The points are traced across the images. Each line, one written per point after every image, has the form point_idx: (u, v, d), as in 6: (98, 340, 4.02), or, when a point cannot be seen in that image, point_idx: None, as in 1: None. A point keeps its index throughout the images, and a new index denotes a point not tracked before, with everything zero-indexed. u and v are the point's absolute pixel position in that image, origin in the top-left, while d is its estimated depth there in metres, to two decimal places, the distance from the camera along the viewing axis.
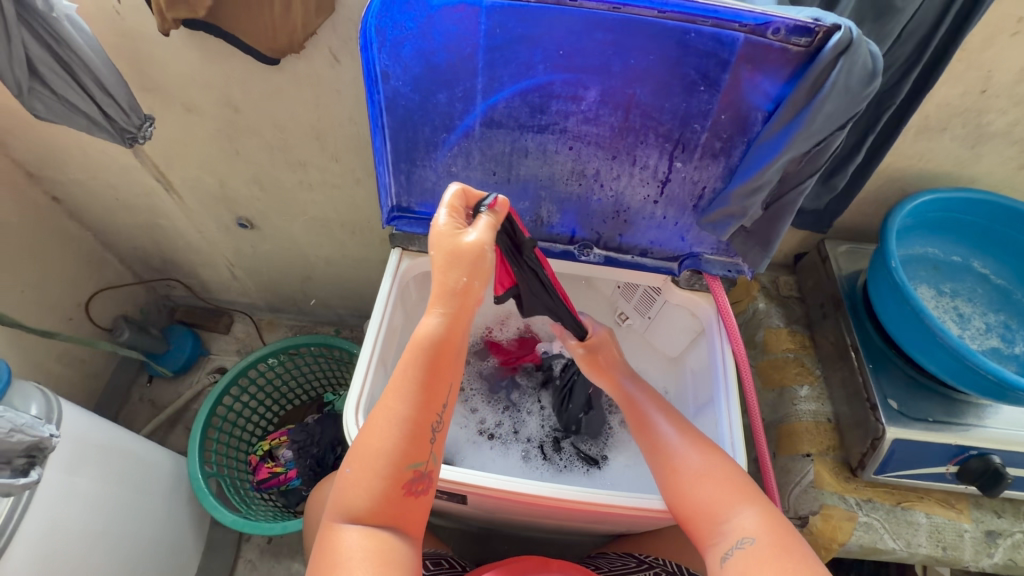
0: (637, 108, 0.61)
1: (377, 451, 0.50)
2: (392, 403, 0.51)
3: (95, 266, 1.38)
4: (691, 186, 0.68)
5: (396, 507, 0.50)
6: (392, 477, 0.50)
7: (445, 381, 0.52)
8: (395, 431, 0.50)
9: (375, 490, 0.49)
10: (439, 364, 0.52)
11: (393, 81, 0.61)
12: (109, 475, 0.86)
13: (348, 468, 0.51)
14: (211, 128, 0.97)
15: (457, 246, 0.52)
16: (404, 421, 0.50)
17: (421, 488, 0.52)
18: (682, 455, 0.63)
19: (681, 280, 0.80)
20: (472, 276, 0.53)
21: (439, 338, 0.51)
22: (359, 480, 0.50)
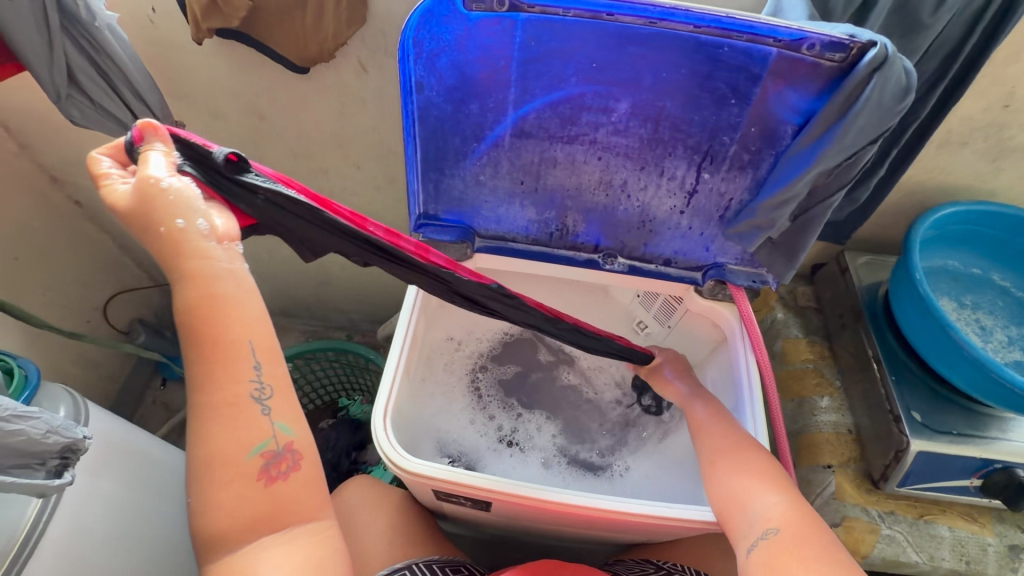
0: (667, 121, 0.62)
1: (211, 459, 0.46)
2: (204, 413, 0.46)
3: (114, 269, 1.39)
4: (718, 198, 0.68)
5: (254, 500, 0.48)
6: (244, 473, 0.47)
7: (232, 344, 0.47)
8: (213, 434, 0.46)
9: (239, 494, 0.47)
10: (217, 349, 0.47)
11: (426, 91, 0.62)
12: (131, 479, 0.86)
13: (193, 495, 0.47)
14: (236, 135, 0.98)
15: (123, 206, 0.45)
16: (218, 417, 0.46)
17: (282, 467, 0.49)
18: (724, 450, 0.64)
19: (704, 289, 0.79)
20: (163, 217, 0.45)
21: (194, 306, 0.46)
22: (220, 499, 0.47)
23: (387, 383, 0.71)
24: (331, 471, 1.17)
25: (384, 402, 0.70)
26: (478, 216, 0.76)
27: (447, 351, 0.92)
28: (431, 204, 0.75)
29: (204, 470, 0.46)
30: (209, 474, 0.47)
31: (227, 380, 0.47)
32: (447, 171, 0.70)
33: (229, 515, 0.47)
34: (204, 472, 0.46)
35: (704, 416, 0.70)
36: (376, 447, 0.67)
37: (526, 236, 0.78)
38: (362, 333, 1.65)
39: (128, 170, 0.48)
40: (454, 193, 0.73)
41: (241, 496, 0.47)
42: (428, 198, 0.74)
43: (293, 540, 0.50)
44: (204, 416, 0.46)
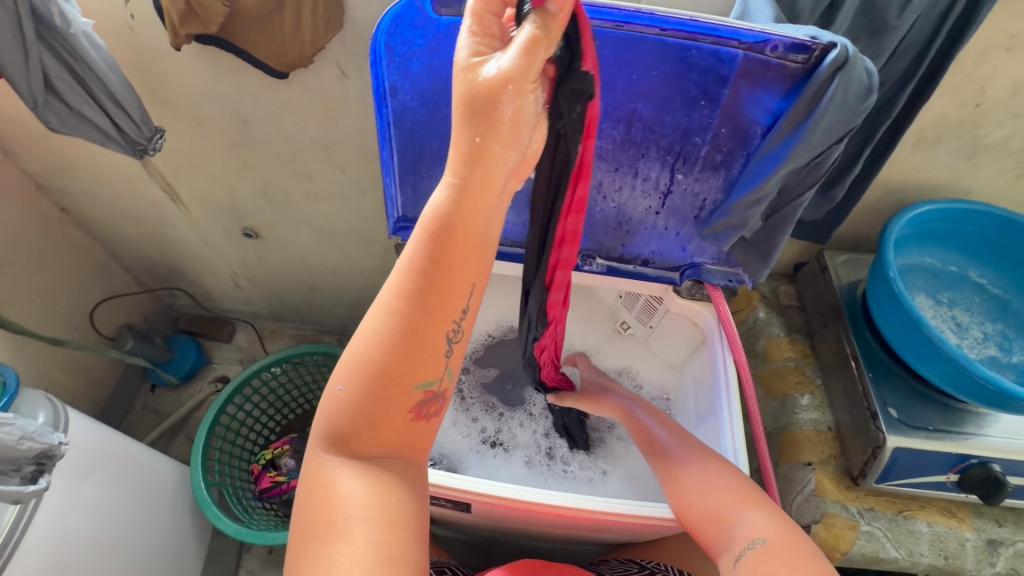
0: (640, 122, 0.63)
1: (374, 367, 0.43)
2: (384, 314, 0.43)
3: (102, 276, 1.39)
4: (692, 198, 0.69)
5: (396, 430, 0.45)
6: (397, 395, 0.44)
7: (467, 277, 0.44)
8: (389, 343, 0.43)
9: (379, 406, 0.44)
10: (443, 288, 0.43)
11: (401, 95, 0.63)
12: (116, 483, 0.86)
13: (339, 384, 0.44)
14: (221, 140, 0.99)
15: (471, 89, 0.39)
16: (404, 333, 0.43)
17: (431, 410, 0.47)
18: (687, 465, 0.65)
19: (681, 288, 0.81)
20: (487, 136, 0.41)
21: (450, 215, 0.42)
22: (356, 398, 0.44)
23: None
24: None
25: None
26: None
27: None
28: (410, 207, 0.75)
29: (361, 369, 0.44)
30: (361, 374, 0.44)
31: (430, 302, 0.43)
32: (425, 174, 0.71)
33: (368, 427, 0.44)
34: (361, 365, 0.44)
35: (663, 435, 0.70)
36: None
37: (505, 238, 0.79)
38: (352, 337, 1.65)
39: (487, 46, 0.41)
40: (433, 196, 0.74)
41: (376, 407, 0.44)
42: (407, 201, 0.74)
43: (386, 484, 0.44)
44: (393, 318, 0.43)
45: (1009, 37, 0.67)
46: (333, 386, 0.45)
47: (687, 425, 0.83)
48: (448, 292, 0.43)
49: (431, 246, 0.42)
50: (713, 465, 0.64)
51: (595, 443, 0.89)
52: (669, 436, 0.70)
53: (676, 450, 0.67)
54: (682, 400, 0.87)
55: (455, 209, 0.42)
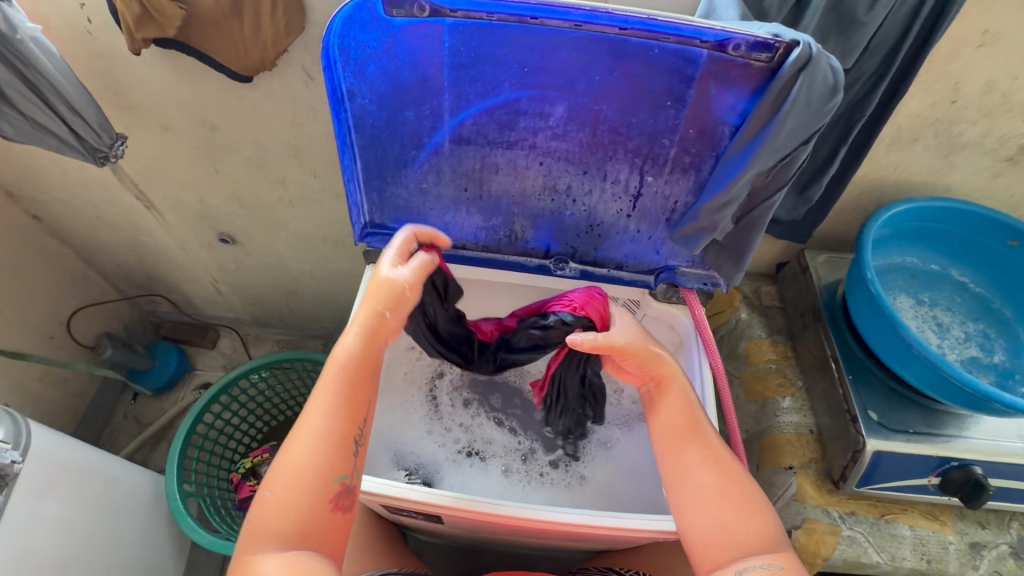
0: (605, 124, 0.61)
1: (303, 468, 0.52)
2: (318, 419, 0.54)
3: (78, 284, 1.37)
4: (663, 200, 0.67)
5: (320, 524, 0.51)
6: (320, 489, 0.52)
7: (364, 400, 0.58)
8: (317, 435, 0.54)
9: (305, 503, 0.51)
10: (361, 371, 0.58)
11: (359, 99, 0.61)
12: (82, 498, 0.84)
13: (267, 491, 0.52)
14: (189, 146, 0.97)
15: (389, 285, 0.61)
16: (325, 430, 0.54)
17: (348, 504, 0.54)
18: (710, 480, 0.60)
19: (657, 293, 0.78)
20: (391, 309, 0.61)
21: (358, 353, 0.59)
22: (287, 495, 0.51)
23: None
24: None
25: None
26: (425, 223, 0.75)
27: (405, 360, 0.91)
28: (377, 213, 0.73)
29: (298, 470, 0.52)
30: (284, 474, 0.52)
31: (349, 410, 0.56)
32: (389, 179, 0.69)
33: (302, 530, 0.50)
34: (292, 468, 0.52)
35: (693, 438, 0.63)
36: None
37: (476, 243, 0.77)
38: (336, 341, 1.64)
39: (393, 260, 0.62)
40: (399, 202, 0.72)
41: (306, 499, 0.51)
42: (373, 207, 0.72)
43: (303, 559, 0.49)
44: (321, 429, 0.54)
45: (981, 34, 0.65)
46: (261, 493, 0.52)
47: None
48: (359, 410, 0.57)
49: (355, 376, 0.58)
50: (739, 495, 0.59)
51: (575, 449, 0.87)
52: (695, 447, 0.62)
53: (701, 468, 0.61)
54: None
55: (367, 337, 0.59)
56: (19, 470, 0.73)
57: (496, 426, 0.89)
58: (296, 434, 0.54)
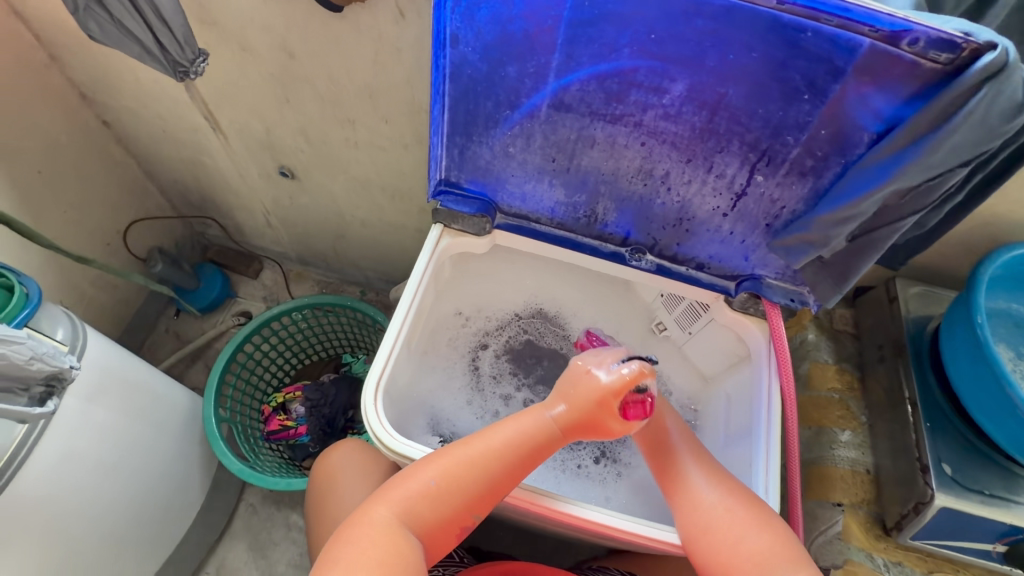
0: (726, 111, 0.55)
1: (463, 483, 0.60)
2: (493, 459, 0.61)
3: (137, 195, 1.38)
4: (768, 204, 0.61)
5: (441, 533, 0.59)
6: (462, 509, 0.60)
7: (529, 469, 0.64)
8: (494, 463, 0.61)
9: (447, 510, 0.59)
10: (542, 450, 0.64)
11: (461, 46, 0.56)
12: (127, 410, 0.87)
13: (433, 479, 0.59)
14: (264, 72, 0.94)
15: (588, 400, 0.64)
16: (490, 467, 0.61)
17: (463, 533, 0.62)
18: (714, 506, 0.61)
19: (735, 301, 0.72)
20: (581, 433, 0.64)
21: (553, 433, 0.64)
22: (439, 494, 0.59)
23: (383, 355, 0.67)
24: (326, 427, 1.17)
25: (379, 373, 0.66)
26: (502, 189, 0.70)
27: (454, 326, 0.90)
28: (454, 171, 0.69)
29: (457, 477, 0.60)
30: (440, 470, 0.60)
31: (512, 476, 0.61)
32: (475, 138, 0.65)
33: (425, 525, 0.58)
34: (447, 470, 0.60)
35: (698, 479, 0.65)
36: (365, 420, 0.64)
37: (551, 218, 0.73)
38: (375, 291, 1.64)
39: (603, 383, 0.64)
40: (480, 162, 0.67)
41: (443, 501, 0.59)
42: (452, 163, 0.68)
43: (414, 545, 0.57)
44: (482, 460, 0.61)
45: None
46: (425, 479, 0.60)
47: (715, 443, 0.80)
48: (514, 480, 0.62)
49: (534, 451, 0.63)
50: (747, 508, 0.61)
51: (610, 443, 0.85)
52: (696, 467, 0.66)
53: (702, 483, 0.64)
54: (713, 413, 0.84)
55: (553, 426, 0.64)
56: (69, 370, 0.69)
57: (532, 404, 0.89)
58: (466, 445, 0.62)
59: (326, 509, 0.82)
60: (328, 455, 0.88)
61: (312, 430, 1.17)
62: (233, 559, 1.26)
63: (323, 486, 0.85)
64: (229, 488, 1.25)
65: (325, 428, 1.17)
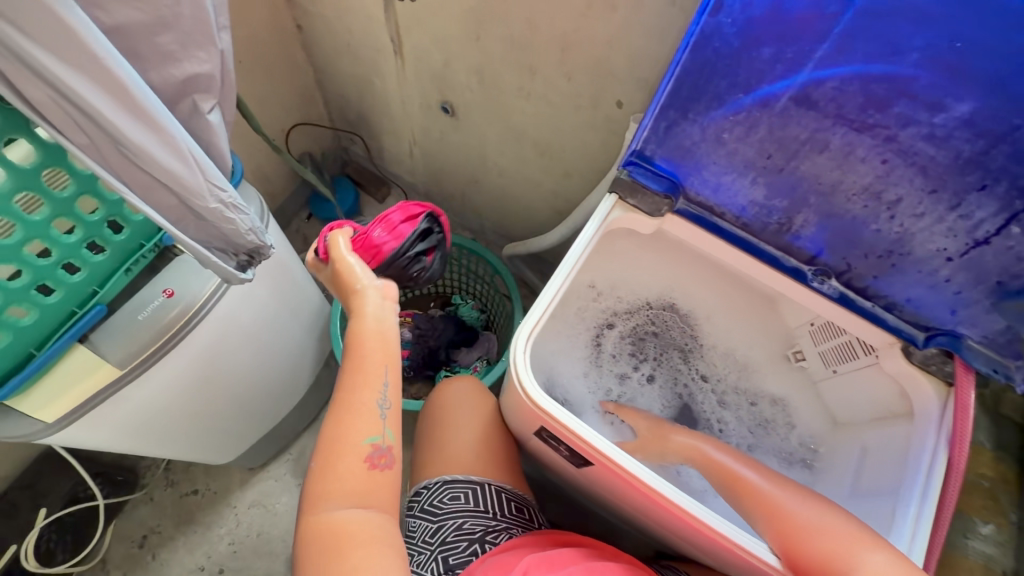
0: (1010, 145, 0.48)
1: (346, 427, 0.62)
2: (349, 399, 0.63)
3: (305, 100, 1.48)
4: (1012, 260, 0.54)
5: (362, 480, 0.61)
6: (354, 450, 0.62)
7: (368, 382, 0.64)
8: (341, 396, 0.64)
9: (343, 458, 0.61)
10: (357, 367, 0.65)
11: (722, 15, 0.53)
12: (275, 292, 0.94)
13: (314, 463, 0.62)
14: (466, 5, 0.95)
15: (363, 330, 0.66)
16: (347, 403, 0.63)
17: (383, 460, 0.63)
18: (786, 507, 0.63)
19: (917, 354, 0.65)
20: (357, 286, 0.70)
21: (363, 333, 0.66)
22: (322, 471, 0.61)
23: (540, 307, 0.66)
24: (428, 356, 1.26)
25: (531, 326, 0.66)
26: (696, 175, 0.67)
27: (585, 298, 0.89)
28: (652, 144, 0.66)
29: (335, 433, 0.62)
30: (331, 426, 0.63)
31: (362, 355, 0.65)
32: (691, 115, 0.62)
33: (337, 483, 0.60)
34: (348, 419, 0.63)
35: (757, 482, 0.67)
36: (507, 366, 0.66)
37: (737, 217, 0.68)
38: (486, 241, 1.67)
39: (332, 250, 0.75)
40: (684, 142, 0.64)
41: (350, 451, 0.61)
42: (653, 136, 0.66)
43: (372, 520, 0.60)
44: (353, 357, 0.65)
45: None
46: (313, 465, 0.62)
47: (839, 492, 0.75)
48: (372, 374, 0.65)
49: (377, 347, 0.66)
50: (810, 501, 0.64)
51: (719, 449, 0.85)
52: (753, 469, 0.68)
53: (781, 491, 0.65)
54: (839, 461, 0.79)
55: (382, 316, 0.68)
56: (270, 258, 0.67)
57: (646, 385, 0.91)
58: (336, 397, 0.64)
59: (438, 436, 0.89)
60: (447, 386, 0.94)
61: (414, 356, 1.26)
62: (314, 449, 1.38)
63: (438, 412, 0.91)
64: (325, 386, 1.36)
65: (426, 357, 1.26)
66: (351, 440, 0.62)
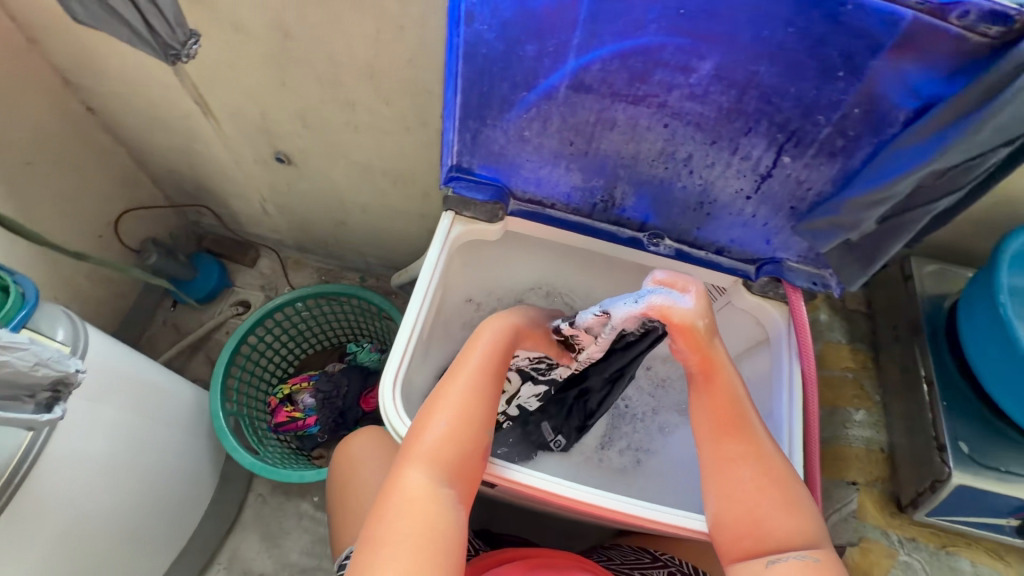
0: (756, 89, 0.52)
1: (467, 415, 0.62)
2: (477, 380, 0.64)
3: (129, 185, 1.33)
4: (794, 186, 0.59)
5: (468, 464, 0.60)
6: (474, 437, 0.61)
7: (497, 381, 0.66)
8: (471, 386, 0.64)
9: (464, 444, 0.61)
10: (498, 349, 0.67)
11: (476, 24, 0.52)
12: (135, 407, 0.85)
13: (444, 422, 0.61)
14: (261, 53, 0.89)
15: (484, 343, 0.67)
16: (464, 390, 0.64)
17: (485, 453, 0.63)
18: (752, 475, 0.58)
19: (755, 285, 0.72)
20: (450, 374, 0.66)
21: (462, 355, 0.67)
22: (455, 433, 0.61)
23: (396, 356, 0.66)
24: (338, 417, 1.17)
25: (394, 368, 0.66)
26: (516, 175, 0.68)
27: (465, 311, 0.89)
28: (466, 156, 0.66)
29: (467, 420, 0.62)
30: (435, 401, 0.63)
31: (495, 381, 0.65)
32: (489, 121, 0.62)
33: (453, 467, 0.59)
34: (464, 414, 0.62)
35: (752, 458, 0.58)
36: (381, 412, 0.64)
37: (567, 204, 0.71)
38: (375, 277, 1.61)
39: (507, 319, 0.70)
40: (494, 147, 0.65)
41: (463, 440, 0.61)
42: (464, 148, 0.66)
43: (445, 494, 0.57)
44: (473, 383, 0.64)
45: None
46: (427, 424, 0.62)
47: None
48: (492, 378, 0.65)
49: (495, 359, 0.66)
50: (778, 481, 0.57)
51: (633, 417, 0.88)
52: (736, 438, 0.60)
53: (745, 465, 0.58)
54: None
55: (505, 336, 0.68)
56: (82, 383, 0.68)
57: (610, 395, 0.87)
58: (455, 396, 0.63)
59: (346, 499, 0.83)
60: (348, 442, 0.89)
61: (323, 420, 1.18)
62: (246, 549, 1.26)
63: (343, 475, 0.86)
64: (238, 480, 1.25)
65: (337, 418, 1.17)
66: (465, 425, 0.62)
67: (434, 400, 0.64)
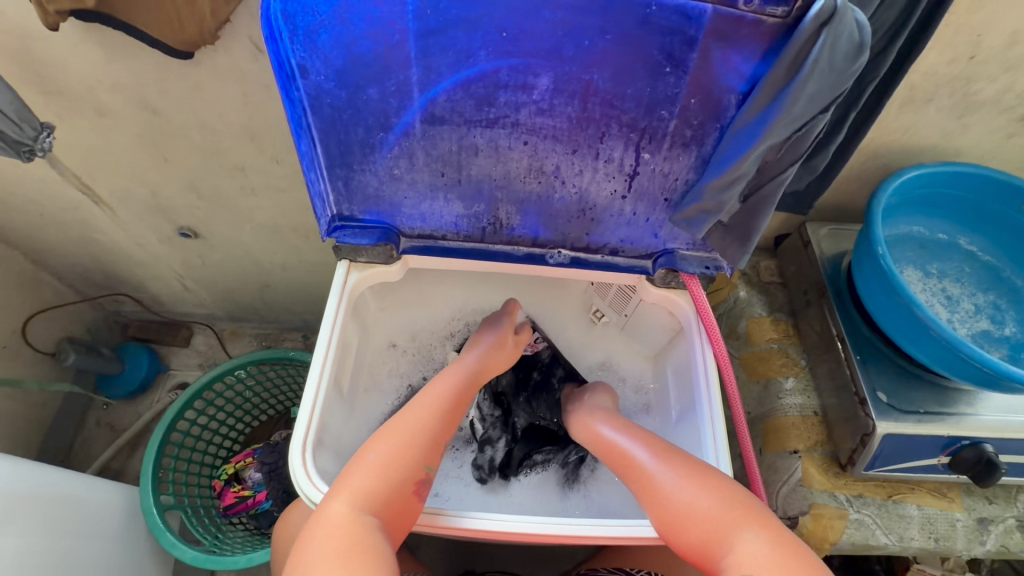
0: (597, 96, 0.54)
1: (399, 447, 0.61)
2: (425, 419, 0.65)
3: (30, 287, 1.26)
4: (662, 179, 0.61)
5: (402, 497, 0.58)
6: (410, 471, 0.60)
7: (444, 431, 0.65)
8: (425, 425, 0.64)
9: (395, 478, 0.58)
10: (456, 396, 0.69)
11: (313, 76, 0.53)
12: (45, 528, 0.78)
13: (371, 455, 0.60)
14: (132, 133, 0.87)
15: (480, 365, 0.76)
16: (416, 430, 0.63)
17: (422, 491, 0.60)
18: (670, 489, 0.58)
19: (656, 279, 0.73)
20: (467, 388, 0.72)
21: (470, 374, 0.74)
22: (382, 466, 0.59)
23: (305, 412, 0.64)
24: (289, 487, 1.09)
25: (304, 431, 0.64)
26: (399, 214, 0.67)
27: (391, 358, 0.87)
28: (345, 205, 0.66)
29: (395, 450, 0.61)
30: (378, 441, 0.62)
31: (443, 424, 0.66)
32: (356, 167, 0.61)
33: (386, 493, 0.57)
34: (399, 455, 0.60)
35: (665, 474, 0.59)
36: (295, 481, 0.61)
37: (457, 233, 0.70)
38: (317, 333, 1.56)
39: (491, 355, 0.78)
40: (369, 190, 0.64)
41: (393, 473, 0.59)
42: (339, 197, 0.65)
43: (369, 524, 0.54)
44: (410, 428, 0.63)
45: None
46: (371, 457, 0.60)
47: (669, 421, 0.78)
48: (440, 423, 0.65)
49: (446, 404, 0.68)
50: (701, 475, 0.58)
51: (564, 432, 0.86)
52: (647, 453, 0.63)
53: (658, 470, 0.60)
54: (661, 393, 0.83)
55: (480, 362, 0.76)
56: None
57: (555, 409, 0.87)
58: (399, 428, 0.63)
59: None
60: (288, 516, 0.85)
61: (273, 494, 1.09)
62: None
63: (288, 553, 0.82)
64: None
65: (287, 489, 1.09)
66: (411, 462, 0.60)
67: (371, 439, 0.62)
